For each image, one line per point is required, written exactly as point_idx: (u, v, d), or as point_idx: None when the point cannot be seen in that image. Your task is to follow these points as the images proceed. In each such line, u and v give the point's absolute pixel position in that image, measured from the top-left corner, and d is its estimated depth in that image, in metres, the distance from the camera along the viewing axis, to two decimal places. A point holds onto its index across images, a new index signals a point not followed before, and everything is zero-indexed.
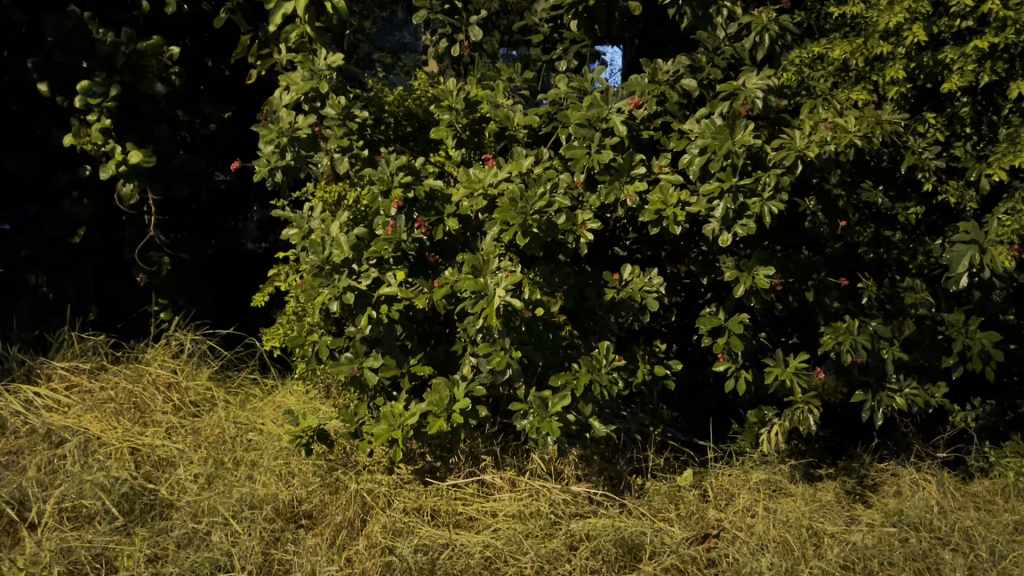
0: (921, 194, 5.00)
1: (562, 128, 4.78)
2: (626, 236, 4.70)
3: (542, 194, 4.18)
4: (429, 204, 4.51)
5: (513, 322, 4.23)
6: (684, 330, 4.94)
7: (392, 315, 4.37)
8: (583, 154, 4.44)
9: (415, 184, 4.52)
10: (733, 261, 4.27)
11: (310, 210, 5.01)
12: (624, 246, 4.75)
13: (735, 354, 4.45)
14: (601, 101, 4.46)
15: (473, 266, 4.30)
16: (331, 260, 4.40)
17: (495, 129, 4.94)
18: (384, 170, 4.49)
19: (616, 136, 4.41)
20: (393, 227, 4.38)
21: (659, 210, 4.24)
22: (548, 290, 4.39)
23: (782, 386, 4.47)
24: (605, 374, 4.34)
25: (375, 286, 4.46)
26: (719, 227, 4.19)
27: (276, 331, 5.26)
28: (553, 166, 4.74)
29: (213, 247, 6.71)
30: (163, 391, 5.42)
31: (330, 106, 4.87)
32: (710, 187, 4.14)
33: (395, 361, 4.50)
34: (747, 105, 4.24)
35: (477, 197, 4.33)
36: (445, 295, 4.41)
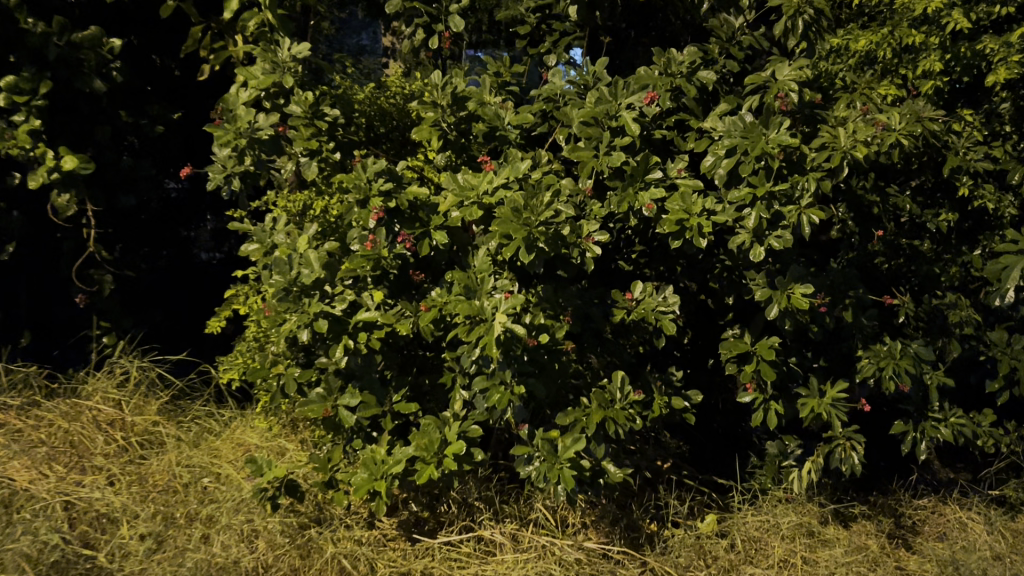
0: (955, 199, 4.53)
1: (562, 127, 4.22)
2: (633, 249, 4.16)
3: (547, 202, 3.59)
4: (413, 215, 3.90)
5: (514, 351, 3.63)
6: (698, 354, 4.40)
7: (372, 345, 3.75)
8: (590, 156, 3.87)
9: (396, 191, 3.91)
10: (765, 278, 3.73)
11: (273, 222, 4.38)
12: (630, 261, 4.20)
13: (765, 383, 3.91)
14: (609, 96, 3.91)
15: (466, 287, 3.73)
16: (299, 281, 3.75)
17: (484, 129, 4.36)
18: (360, 176, 3.85)
19: (628, 135, 3.84)
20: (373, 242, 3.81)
21: (682, 220, 3.65)
22: (551, 312, 3.82)
23: (818, 419, 3.95)
24: (620, 409, 3.77)
25: (351, 312, 3.84)
26: (751, 239, 3.64)
27: (233, 361, 4.62)
28: (552, 170, 4.17)
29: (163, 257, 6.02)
30: (105, 431, 4.74)
31: (296, 102, 4.22)
32: (740, 193, 3.60)
33: (375, 398, 3.85)
34: (782, 99, 3.71)
35: (469, 206, 3.71)
36: (432, 321, 3.83)
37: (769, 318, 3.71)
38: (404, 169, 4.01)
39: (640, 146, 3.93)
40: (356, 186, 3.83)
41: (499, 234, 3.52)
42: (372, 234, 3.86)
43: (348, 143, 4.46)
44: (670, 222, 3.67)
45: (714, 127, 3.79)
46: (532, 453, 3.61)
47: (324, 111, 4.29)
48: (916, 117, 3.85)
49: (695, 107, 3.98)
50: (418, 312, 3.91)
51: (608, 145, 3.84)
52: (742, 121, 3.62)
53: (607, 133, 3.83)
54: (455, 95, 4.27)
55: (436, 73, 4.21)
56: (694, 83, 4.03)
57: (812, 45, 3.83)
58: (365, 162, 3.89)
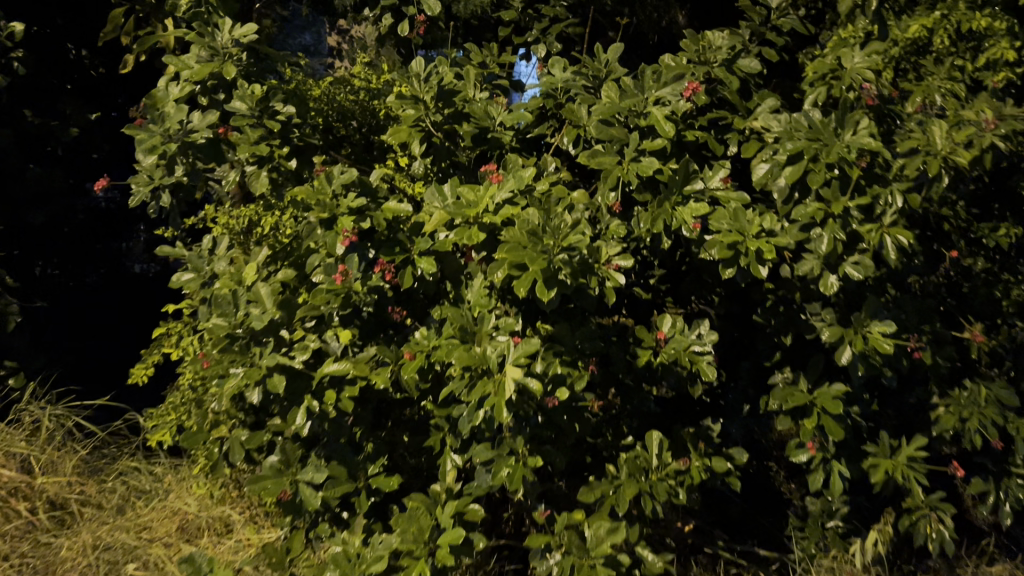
0: (1021, 210, 3.88)
1: (570, 127, 3.46)
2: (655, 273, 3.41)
3: (569, 224, 2.82)
4: (391, 237, 3.08)
5: (527, 413, 2.83)
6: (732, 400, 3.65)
7: (343, 407, 2.92)
8: (614, 163, 3.09)
9: (370, 208, 3.10)
10: (834, 313, 3.01)
11: (212, 245, 3.54)
12: (651, 287, 3.45)
13: (830, 440, 3.19)
14: (635, 90, 3.15)
15: (462, 330, 2.96)
16: (247, 326, 2.90)
17: (472, 131, 3.57)
18: (323, 190, 3.05)
19: (661, 137, 3.07)
20: (343, 273, 2.99)
21: (736, 244, 2.91)
22: (568, 359, 3.04)
23: (891, 482, 3.24)
24: (658, 481, 3.00)
25: (316, 362, 3.00)
26: (820, 266, 2.91)
27: (164, 418, 3.77)
28: (560, 181, 3.39)
29: (98, 275, 5.43)
30: (7, 503, 3.87)
31: (239, 97, 3.36)
32: (808, 209, 2.87)
33: (347, 470, 3.03)
34: (869, 92, 2.95)
35: (467, 227, 2.90)
36: (417, 373, 3.03)
37: (841, 363, 3.00)
38: (378, 180, 3.20)
39: (673, 150, 3.18)
40: (318, 203, 3.01)
41: (510, 265, 2.72)
42: (340, 263, 3.03)
43: (304, 146, 3.62)
44: (721, 245, 2.92)
45: (770, 127, 3.05)
46: (552, 543, 2.82)
47: (275, 109, 3.45)
48: (1007, 113, 3.16)
49: (738, 102, 3.24)
50: (398, 360, 3.10)
51: (637, 149, 3.07)
52: (810, 120, 2.89)
53: (636, 135, 3.06)
54: (439, 87, 3.45)
55: (416, 61, 3.40)
56: (736, 72, 3.28)
57: (883, 25, 3.12)
58: (330, 172, 3.06)
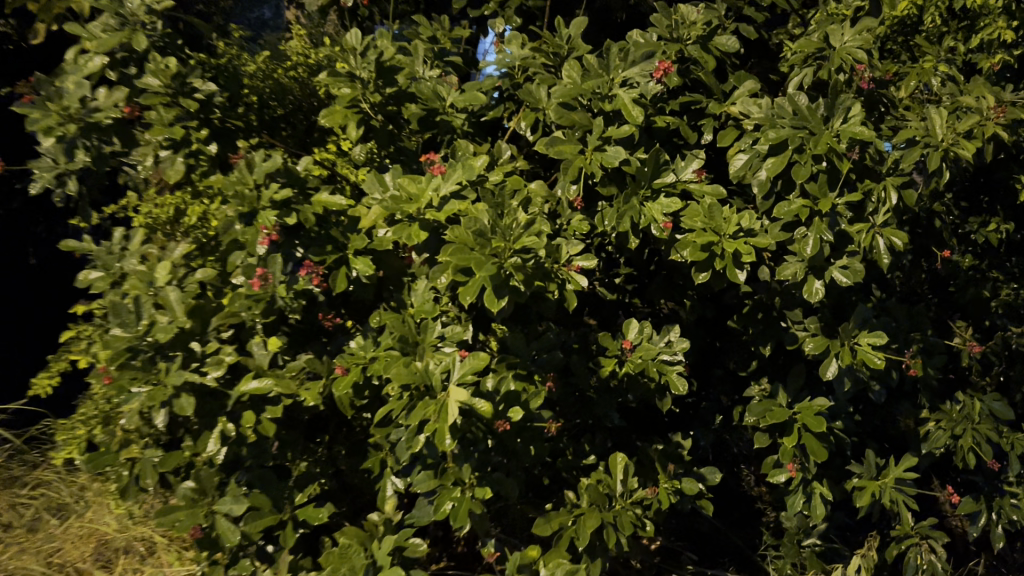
0: (1013, 205, 3.59)
1: (528, 111, 3.13)
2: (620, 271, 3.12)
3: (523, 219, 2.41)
4: (323, 234, 2.70)
5: (474, 437, 2.49)
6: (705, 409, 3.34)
7: (263, 430, 2.56)
8: (576, 152, 2.75)
9: (297, 200, 2.72)
10: (818, 321, 2.70)
11: (125, 239, 3.14)
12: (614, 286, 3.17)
13: (811, 461, 2.88)
14: (600, 69, 2.79)
15: (401, 341, 2.61)
16: (152, 337, 2.52)
17: (419, 114, 3.20)
18: (242, 180, 2.66)
19: (628, 124, 2.72)
20: (260, 278, 2.64)
21: (711, 245, 2.58)
22: (522, 373, 2.70)
23: (877, 505, 2.95)
24: (621, 510, 2.68)
25: (235, 377, 2.63)
26: (804, 270, 2.59)
27: (75, 431, 3.38)
28: (515, 171, 3.04)
29: None
30: None
31: (151, 72, 2.95)
32: (792, 206, 2.55)
33: (270, 499, 2.68)
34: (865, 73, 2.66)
35: (407, 224, 2.54)
36: (351, 389, 2.68)
37: (825, 378, 2.69)
38: (307, 167, 2.82)
39: (641, 137, 2.84)
40: (235, 196, 2.62)
41: (454, 269, 2.36)
42: (262, 265, 2.66)
43: (225, 129, 3.16)
44: (693, 246, 2.59)
45: (750, 113, 2.71)
46: None
47: (193, 86, 3.02)
48: (1009, 99, 2.84)
49: (714, 84, 2.90)
50: (331, 374, 2.75)
51: (599, 136, 2.74)
52: (796, 105, 2.56)
53: (599, 121, 2.73)
54: (379, 63, 3.06)
55: (353, 33, 3.03)
56: (710, 50, 2.94)
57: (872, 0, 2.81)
58: (251, 160, 2.68)
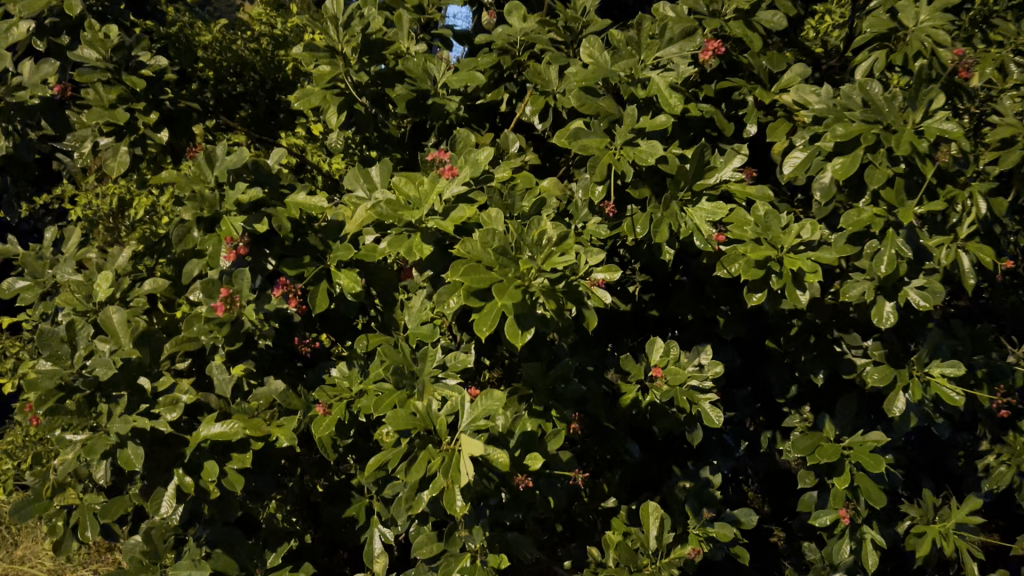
0: None
1: (537, 96, 2.71)
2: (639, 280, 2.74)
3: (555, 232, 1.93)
4: (299, 242, 2.24)
5: (486, 493, 2.07)
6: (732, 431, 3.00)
7: (229, 484, 2.09)
8: (603, 147, 2.30)
9: (268, 201, 2.26)
10: (883, 348, 2.32)
11: (57, 241, 2.63)
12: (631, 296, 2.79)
13: (865, 503, 2.51)
14: (631, 48, 2.37)
15: (395, 373, 2.18)
16: (86, 373, 2.04)
17: (407, 96, 2.72)
18: (203, 178, 2.19)
19: (666, 114, 2.29)
20: (224, 299, 2.16)
21: (766, 259, 2.17)
22: (537, 408, 2.32)
23: (933, 551, 2.60)
24: (655, 569, 2.28)
25: (194, 417, 2.18)
26: (873, 289, 2.20)
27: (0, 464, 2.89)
28: (524, 165, 2.61)
29: None
30: None
31: (88, 41, 2.43)
32: (862, 215, 2.15)
33: (236, 562, 2.23)
34: (966, 62, 2.22)
35: (404, 234, 2.08)
36: (335, 429, 2.25)
37: (891, 414, 2.31)
38: (280, 160, 2.35)
39: (676, 130, 2.42)
40: (193, 196, 2.15)
41: (466, 293, 1.91)
42: (225, 283, 2.18)
43: (176, 113, 2.65)
44: (746, 261, 2.17)
45: (808, 103, 2.31)
46: None
47: (139, 61, 2.52)
48: None
49: (760, 67, 2.48)
50: (310, 410, 2.31)
51: (633, 127, 2.27)
52: (870, 95, 2.16)
53: (634, 109, 2.25)
54: (365, 36, 2.54)
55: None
56: (753, 27, 2.47)
57: None
58: (212, 153, 2.21)
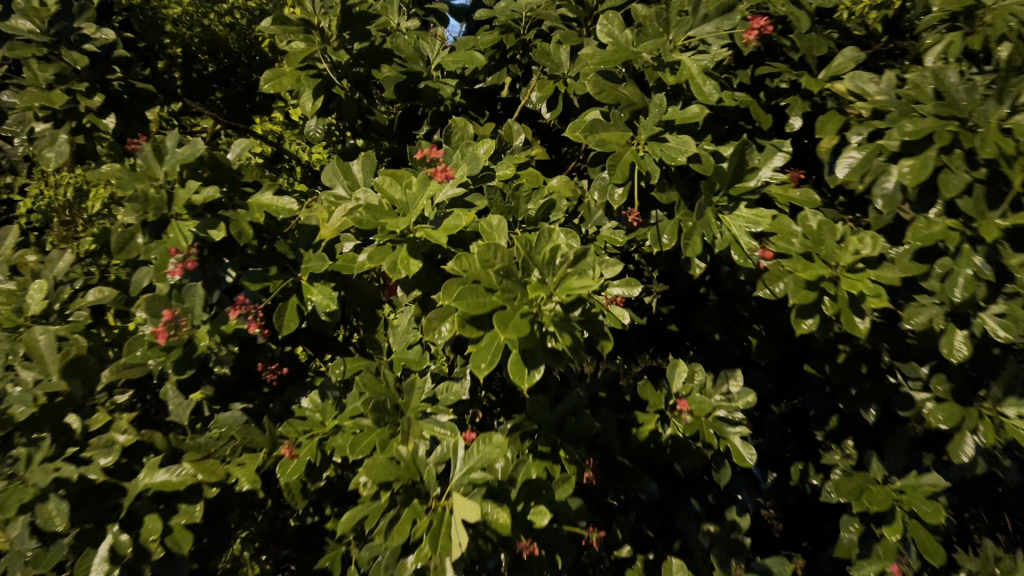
0: None
1: (545, 81, 2.35)
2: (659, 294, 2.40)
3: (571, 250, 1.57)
4: (264, 251, 1.92)
5: (482, 556, 1.73)
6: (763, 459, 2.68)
7: (175, 540, 1.75)
8: (625, 142, 1.94)
9: (227, 203, 1.91)
10: (949, 382, 1.98)
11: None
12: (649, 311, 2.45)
13: (917, 556, 2.18)
14: (658, 26, 2.04)
15: (376, 409, 1.84)
16: (5, 412, 1.70)
17: (395, 78, 2.36)
18: (149, 175, 1.84)
19: (700, 104, 1.93)
20: (167, 322, 1.81)
21: (818, 279, 1.82)
22: (543, 448, 1.98)
23: None
24: None
25: (137, 457, 1.84)
26: (944, 316, 1.86)
27: None
28: (529, 161, 2.25)
29: None
30: None
31: (21, 11, 2.07)
32: (933, 227, 1.81)
33: None
34: None
35: (388, 245, 1.73)
36: (305, 472, 1.91)
37: (958, 460, 1.96)
38: (241, 155, 1.99)
39: (708, 123, 2.06)
40: (135, 194, 1.77)
41: (461, 322, 1.56)
42: (167, 306, 1.83)
43: (124, 97, 2.27)
44: (795, 281, 1.82)
45: (866, 93, 1.96)
46: None
47: (82, 34, 2.15)
48: None
49: (808, 51, 2.12)
50: (275, 448, 1.97)
51: (660, 118, 1.92)
52: (947, 85, 1.80)
53: (662, 97, 1.89)
54: (346, 7, 2.18)
55: None
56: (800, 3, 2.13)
57: None
58: (160, 144, 1.86)
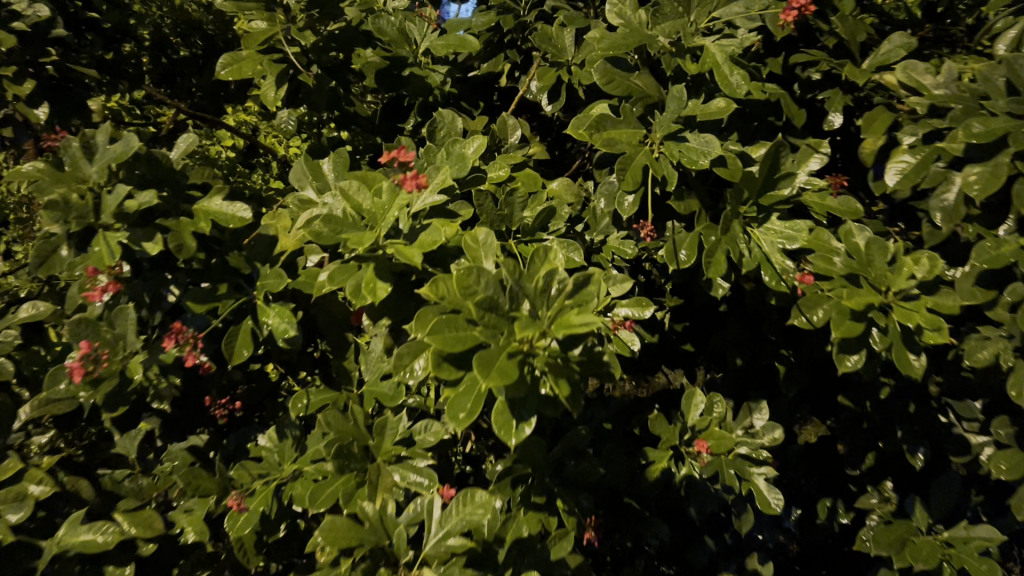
0: None
1: (545, 68, 2.06)
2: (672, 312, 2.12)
3: (571, 279, 1.28)
4: (213, 266, 1.65)
5: None
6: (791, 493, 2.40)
7: None
8: (637, 141, 1.66)
9: (169, 208, 1.63)
10: (1013, 427, 1.69)
11: None
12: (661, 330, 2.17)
13: None
14: (676, 5, 1.72)
15: (340, 455, 1.56)
16: None
17: (376, 63, 2.10)
18: (73, 175, 1.56)
19: (727, 98, 1.64)
20: (84, 356, 1.53)
21: (866, 308, 1.53)
22: (537, 498, 1.69)
23: None
24: None
25: (56, 507, 1.60)
26: (1013, 352, 1.57)
27: None
28: (526, 160, 1.97)
29: None
30: None
31: None
32: (1004, 248, 1.51)
33: None
34: None
35: (353, 263, 1.45)
36: (258, 524, 1.63)
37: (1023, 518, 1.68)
38: (187, 151, 1.69)
39: (733, 120, 1.77)
40: (51, 201, 1.50)
41: (435, 363, 1.28)
42: (84, 342, 1.53)
43: (61, 84, 2.02)
44: (838, 310, 1.54)
45: (921, 86, 1.67)
46: None
47: (11, 11, 1.87)
48: None
49: (850, 36, 1.82)
50: (226, 494, 1.70)
51: (678, 113, 1.63)
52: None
53: (682, 89, 1.60)
54: None
55: None
56: None
57: None
58: (88, 139, 1.58)
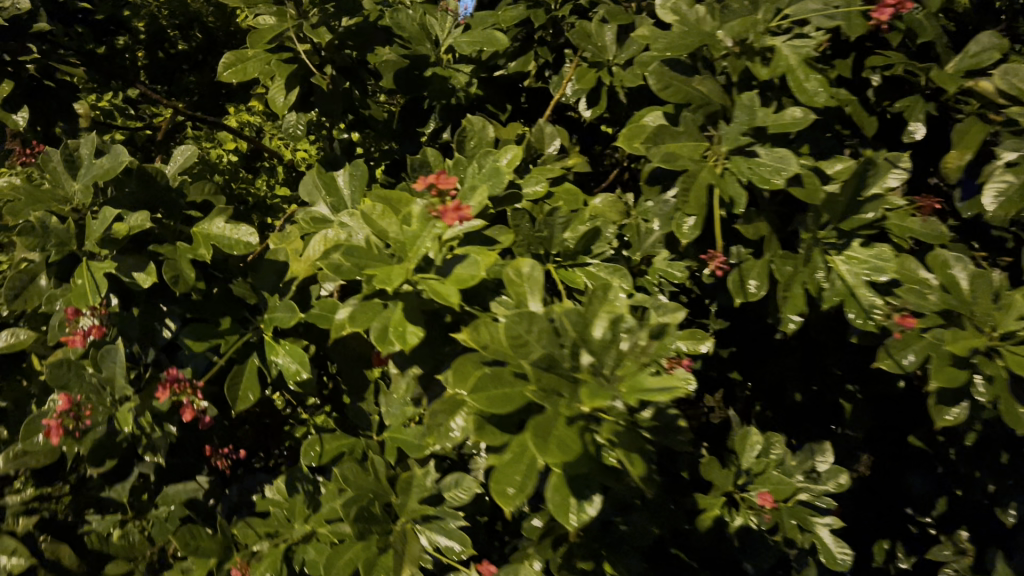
0: None
1: (583, 70, 1.84)
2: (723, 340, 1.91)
3: (641, 331, 1.07)
4: (214, 296, 1.44)
5: None
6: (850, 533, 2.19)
7: None
8: (700, 156, 1.44)
9: (164, 231, 1.42)
10: None
11: None
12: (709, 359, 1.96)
13: None
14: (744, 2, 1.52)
15: (359, 519, 1.35)
16: None
17: (396, 62, 1.87)
18: (51, 196, 1.36)
19: (805, 107, 1.43)
20: (63, 412, 1.36)
21: (970, 353, 1.31)
22: (581, 562, 1.49)
23: None
24: None
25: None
26: None
27: None
28: (565, 172, 1.76)
29: None
30: None
31: None
32: None
33: None
34: None
35: (378, 301, 1.23)
36: None
37: None
38: (186, 166, 1.49)
39: (805, 132, 1.55)
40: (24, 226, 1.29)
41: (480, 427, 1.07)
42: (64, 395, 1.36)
43: (41, 86, 1.85)
44: (937, 355, 1.32)
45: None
46: None
47: None
48: None
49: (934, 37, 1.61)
50: (228, 555, 1.49)
51: (749, 124, 1.42)
52: None
53: (753, 97, 1.42)
54: None
55: None
56: None
57: None
58: (72, 152, 1.37)
